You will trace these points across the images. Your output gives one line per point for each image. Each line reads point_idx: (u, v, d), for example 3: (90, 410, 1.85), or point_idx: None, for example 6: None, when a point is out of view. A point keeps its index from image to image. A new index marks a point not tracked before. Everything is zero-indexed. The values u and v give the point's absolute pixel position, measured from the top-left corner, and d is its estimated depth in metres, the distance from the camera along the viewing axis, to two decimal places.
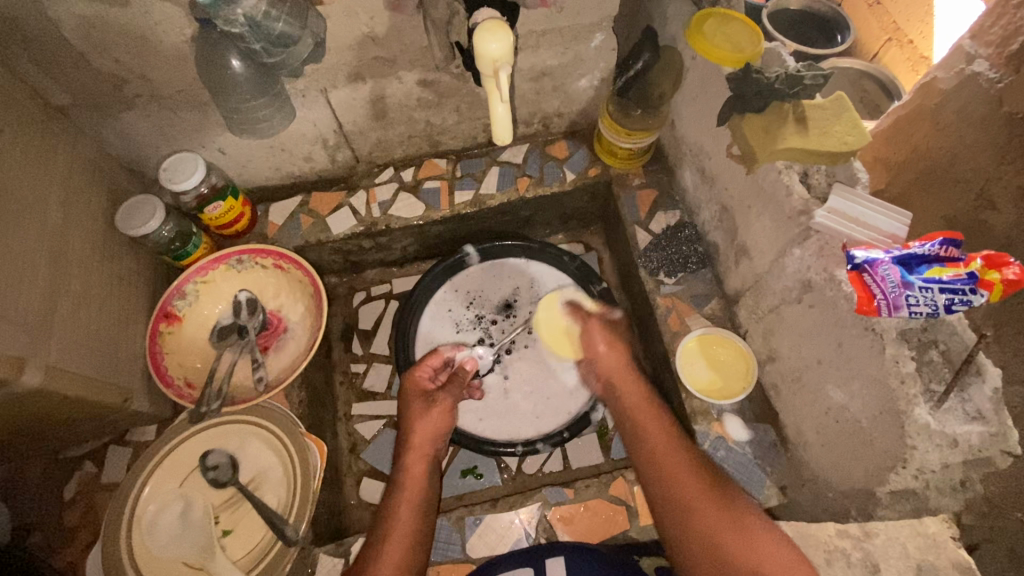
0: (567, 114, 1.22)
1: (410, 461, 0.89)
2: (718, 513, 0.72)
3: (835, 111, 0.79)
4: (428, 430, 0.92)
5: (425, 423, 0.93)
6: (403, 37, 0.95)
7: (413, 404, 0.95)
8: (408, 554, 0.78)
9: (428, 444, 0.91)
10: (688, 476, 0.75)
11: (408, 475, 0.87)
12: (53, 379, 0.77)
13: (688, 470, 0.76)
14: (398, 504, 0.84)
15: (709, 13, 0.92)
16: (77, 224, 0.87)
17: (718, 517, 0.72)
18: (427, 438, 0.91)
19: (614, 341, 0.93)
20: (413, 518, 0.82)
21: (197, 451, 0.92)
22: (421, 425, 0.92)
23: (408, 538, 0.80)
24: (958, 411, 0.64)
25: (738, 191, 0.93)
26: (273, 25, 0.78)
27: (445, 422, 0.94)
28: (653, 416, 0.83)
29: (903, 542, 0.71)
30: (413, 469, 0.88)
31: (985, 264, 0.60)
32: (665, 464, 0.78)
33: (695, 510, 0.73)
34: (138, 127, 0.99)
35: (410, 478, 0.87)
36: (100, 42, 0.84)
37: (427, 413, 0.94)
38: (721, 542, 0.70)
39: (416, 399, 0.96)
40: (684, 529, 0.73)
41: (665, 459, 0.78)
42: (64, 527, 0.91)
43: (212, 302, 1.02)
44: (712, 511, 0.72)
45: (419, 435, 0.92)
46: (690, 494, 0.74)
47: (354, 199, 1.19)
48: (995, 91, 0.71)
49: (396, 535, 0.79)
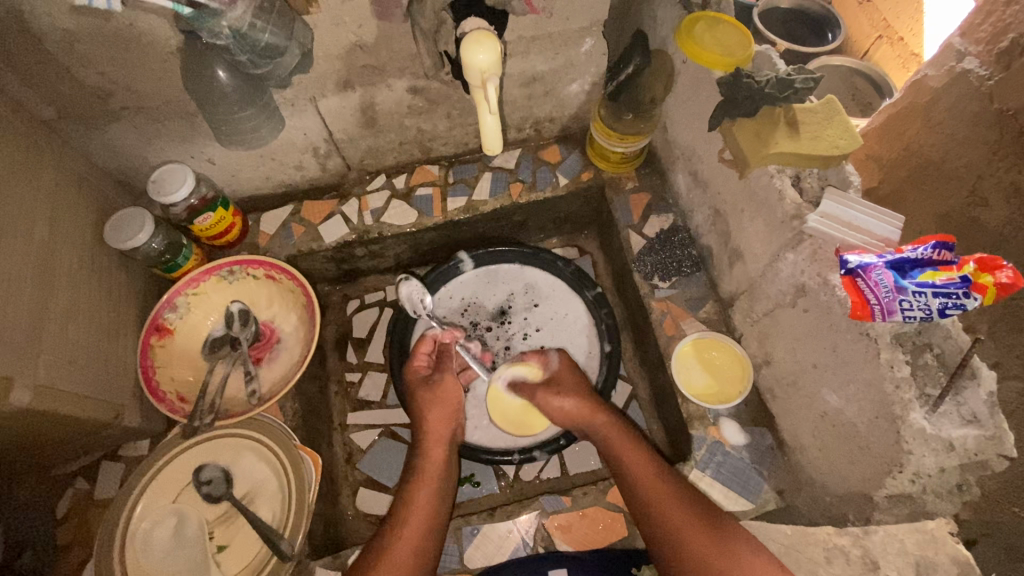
0: (559, 119, 1.21)
1: (430, 448, 0.91)
2: (697, 523, 0.76)
3: (825, 115, 0.79)
4: (440, 415, 0.94)
5: (434, 405, 0.94)
6: (393, 44, 0.94)
7: (417, 388, 0.96)
8: (424, 538, 0.80)
9: (444, 429, 0.93)
10: (658, 491, 0.80)
11: (426, 459, 0.89)
12: (42, 397, 0.76)
13: (660, 484, 0.81)
14: (414, 490, 0.85)
15: (699, 17, 0.92)
16: (65, 238, 0.86)
17: (698, 533, 0.75)
18: (442, 422, 0.93)
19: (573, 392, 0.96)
20: (432, 498, 0.84)
21: (190, 466, 0.91)
22: (433, 407, 0.94)
23: (425, 523, 0.81)
24: (952, 415, 0.64)
25: (731, 194, 0.93)
26: (260, 36, 0.77)
27: (454, 402, 0.96)
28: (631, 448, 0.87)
29: (901, 538, 0.69)
30: (433, 453, 0.90)
31: (978, 268, 0.60)
32: (638, 480, 0.82)
33: (671, 523, 0.77)
34: (125, 138, 0.98)
35: (429, 464, 0.89)
36: (84, 54, 0.83)
37: (437, 399, 0.95)
38: (698, 550, 0.74)
39: (421, 383, 0.97)
40: (667, 538, 0.77)
41: (641, 478, 0.82)
42: (57, 545, 0.90)
43: (203, 314, 1.01)
44: (690, 526, 0.76)
45: (434, 417, 0.93)
46: (664, 504, 0.79)
47: (346, 207, 1.19)
48: (986, 88, 0.70)
49: (413, 522, 0.81)
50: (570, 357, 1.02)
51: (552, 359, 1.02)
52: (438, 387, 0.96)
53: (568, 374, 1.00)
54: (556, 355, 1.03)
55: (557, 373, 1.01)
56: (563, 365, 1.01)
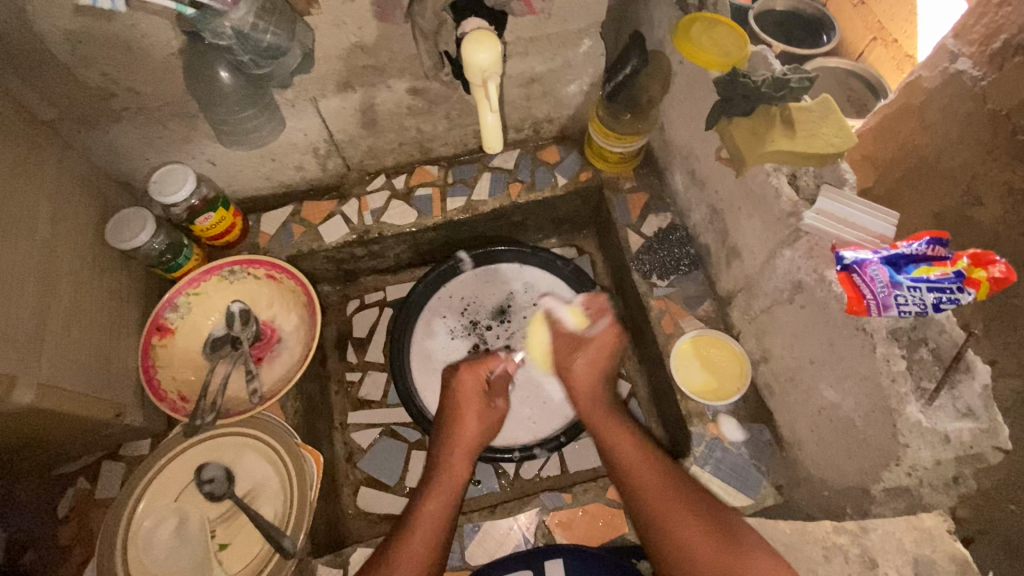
0: (557, 120, 1.22)
1: (455, 456, 0.90)
2: (698, 521, 0.75)
3: (821, 113, 0.80)
4: (476, 426, 0.93)
5: (474, 416, 0.93)
6: (392, 45, 0.95)
7: (470, 399, 0.94)
8: (433, 544, 0.79)
9: (476, 442, 0.92)
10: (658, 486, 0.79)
11: (449, 468, 0.88)
12: (46, 396, 0.77)
13: (666, 487, 0.79)
14: (428, 497, 0.84)
15: (694, 19, 0.93)
16: (67, 238, 0.87)
17: (705, 538, 0.73)
18: (475, 434, 0.92)
19: (596, 366, 0.97)
20: (443, 507, 0.83)
21: (192, 465, 0.91)
22: (474, 417, 0.93)
23: (434, 529, 0.80)
24: (948, 408, 0.65)
25: (728, 192, 0.94)
26: (261, 36, 0.78)
27: (495, 418, 0.96)
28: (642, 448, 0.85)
29: (900, 536, 0.71)
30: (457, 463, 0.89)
31: (972, 263, 0.61)
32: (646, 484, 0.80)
33: (671, 518, 0.76)
34: (127, 138, 0.99)
35: (453, 473, 0.87)
36: (87, 56, 0.84)
37: (483, 414, 0.95)
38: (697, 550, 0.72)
39: (475, 395, 0.96)
40: (672, 541, 0.75)
41: (645, 475, 0.81)
42: (58, 545, 0.90)
43: (204, 314, 1.02)
44: (696, 531, 0.74)
45: (470, 427, 0.92)
46: (665, 503, 0.77)
47: (346, 207, 1.19)
48: (979, 88, 0.71)
49: (425, 523, 0.80)
50: (619, 329, 0.99)
51: (599, 323, 0.99)
52: (491, 407, 0.97)
53: (605, 345, 0.98)
54: (606, 319, 1.00)
55: (596, 339, 0.98)
56: (604, 334, 0.98)
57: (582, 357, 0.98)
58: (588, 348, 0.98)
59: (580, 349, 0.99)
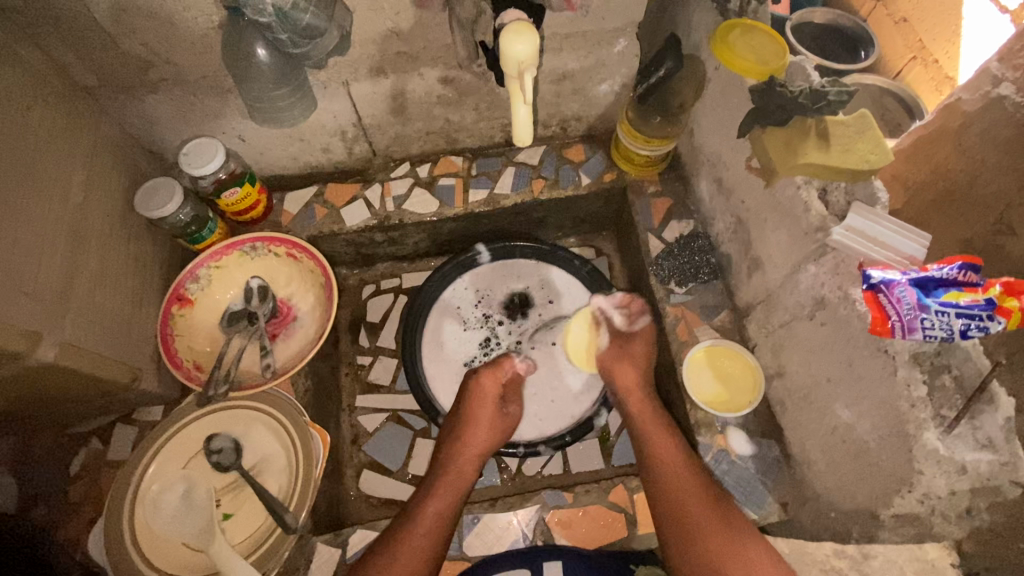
0: (586, 119, 1.22)
1: (463, 457, 0.90)
2: (715, 520, 0.77)
3: (858, 128, 0.79)
4: (487, 431, 0.93)
5: (486, 424, 0.94)
6: (427, 33, 0.95)
7: (487, 401, 0.95)
8: (434, 543, 0.79)
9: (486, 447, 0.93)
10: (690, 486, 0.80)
11: (458, 468, 0.88)
12: (68, 356, 0.78)
13: (691, 487, 0.80)
14: (437, 490, 0.84)
15: (736, 23, 0.91)
16: (98, 203, 0.88)
17: (717, 532, 0.76)
18: (484, 440, 0.93)
19: (638, 365, 1.01)
20: (448, 501, 0.83)
21: (201, 434, 0.93)
22: (487, 424, 0.94)
23: (438, 528, 0.80)
24: (968, 438, 0.63)
25: (755, 203, 0.93)
26: (301, 16, 0.79)
27: (507, 424, 0.97)
28: (668, 444, 0.86)
29: (900, 565, 0.68)
30: (465, 464, 0.89)
31: (1004, 291, 0.60)
32: (670, 483, 0.82)
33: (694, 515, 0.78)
34: (160, 110, 1.00)
35: (458, 472, 0.88)
36: (130, 26, 0.85)
37: (494, 424, 0.95)
38: (712, 548, 0.75)
39: (492, 398, 0.96)
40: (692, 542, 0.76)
41: (676, 475, 0.82)
42: (68, 501, 0.92)
43: (223, 288, 1.03)
44: (710, 526, 0.76)
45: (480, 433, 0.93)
46: (684, 492, 0.80)
47: (368, 192, 1.20)
48: (1020, 115, 0.69)
49: (432, 513, 0.81)
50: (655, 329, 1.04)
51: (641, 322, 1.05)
52: (503, 414, 0.97)
53: (643, 345, 1.03)
54: (645, 322, 1.06)
55: (639, 336, 1.04)
56: (646, 334, 1.03)
57: (628, 355, 1.02)
58: (633, 348, 1.03)
59: (625, 346, 1.03)
